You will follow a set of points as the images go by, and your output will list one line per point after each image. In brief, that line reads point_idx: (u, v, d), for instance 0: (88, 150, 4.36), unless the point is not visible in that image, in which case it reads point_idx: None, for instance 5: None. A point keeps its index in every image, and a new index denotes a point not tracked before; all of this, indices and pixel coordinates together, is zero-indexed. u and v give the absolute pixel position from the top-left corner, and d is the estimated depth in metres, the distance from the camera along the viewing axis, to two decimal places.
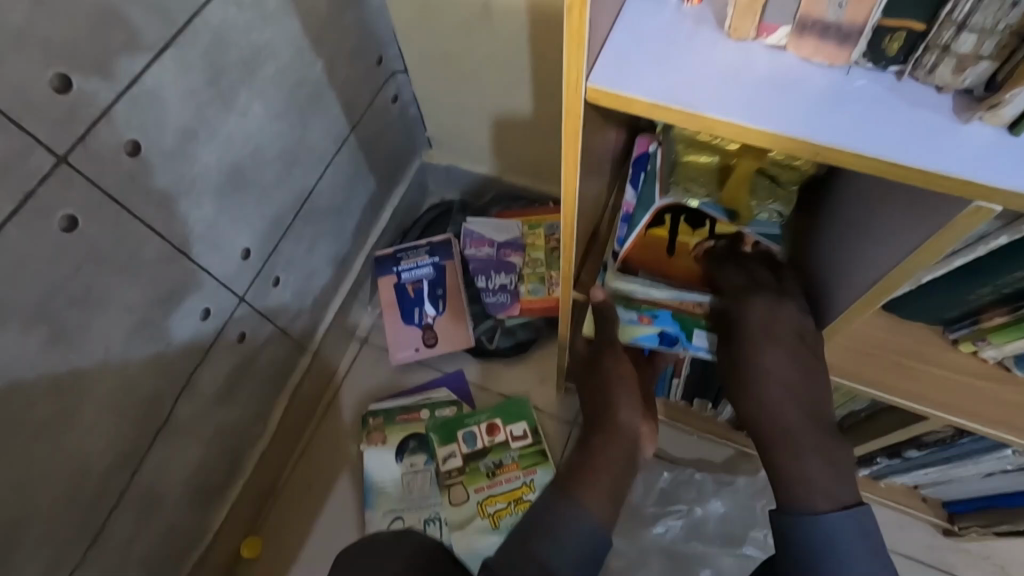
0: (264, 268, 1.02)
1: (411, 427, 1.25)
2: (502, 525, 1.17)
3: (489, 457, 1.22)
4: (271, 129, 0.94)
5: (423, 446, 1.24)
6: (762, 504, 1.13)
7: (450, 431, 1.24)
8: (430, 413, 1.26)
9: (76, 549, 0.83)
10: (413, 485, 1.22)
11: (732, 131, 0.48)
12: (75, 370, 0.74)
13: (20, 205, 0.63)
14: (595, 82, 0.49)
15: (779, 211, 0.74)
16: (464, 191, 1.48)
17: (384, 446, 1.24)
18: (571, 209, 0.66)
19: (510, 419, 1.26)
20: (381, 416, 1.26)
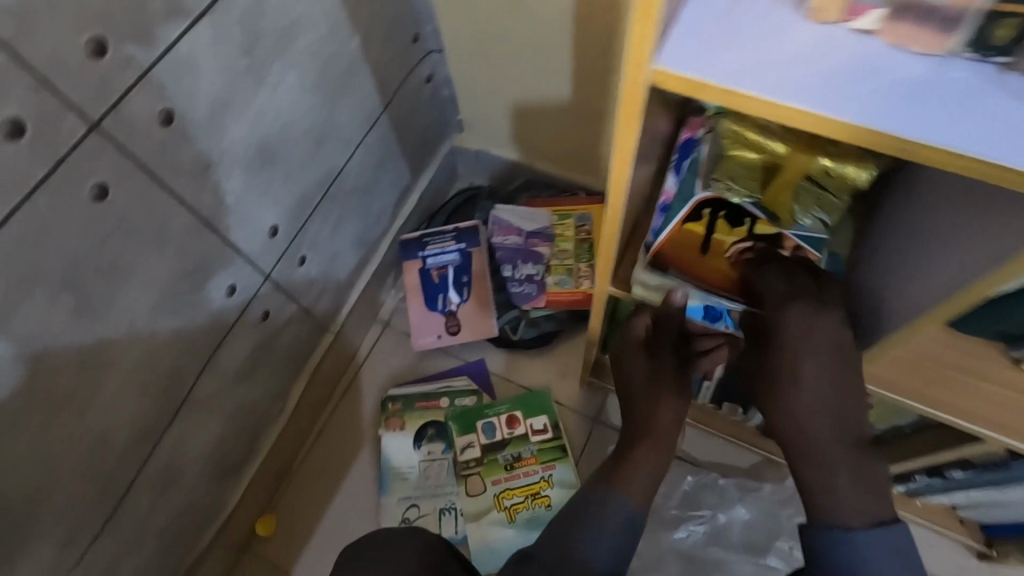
0: (290, 247, 1.01)
1: (430, 415, 1.23)
2: (519, 519, 1.15)
3: (507, 449, 1.20)
4: (303, 105, 0.91)
5: (441, 434, 1.23)
6: (788, 514, 1.10)
7: (470, 420, 1.22)
8: (450, 402, 1.25)
9: (96, 521, 0.82)
10: (429, 473, 1.20)
11: (807, 124, 0.44)
12: (99, 341, 0.73)
13: (52, 170, 0.62)
14: (662, 64, 0.45)
15: (824, 219, 0.70)
16: (493, 177, 1.45)
17: (402, 431, 1.23)
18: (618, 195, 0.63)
19: (530, 412, 1.23)
20: (399, 401, 1.25)
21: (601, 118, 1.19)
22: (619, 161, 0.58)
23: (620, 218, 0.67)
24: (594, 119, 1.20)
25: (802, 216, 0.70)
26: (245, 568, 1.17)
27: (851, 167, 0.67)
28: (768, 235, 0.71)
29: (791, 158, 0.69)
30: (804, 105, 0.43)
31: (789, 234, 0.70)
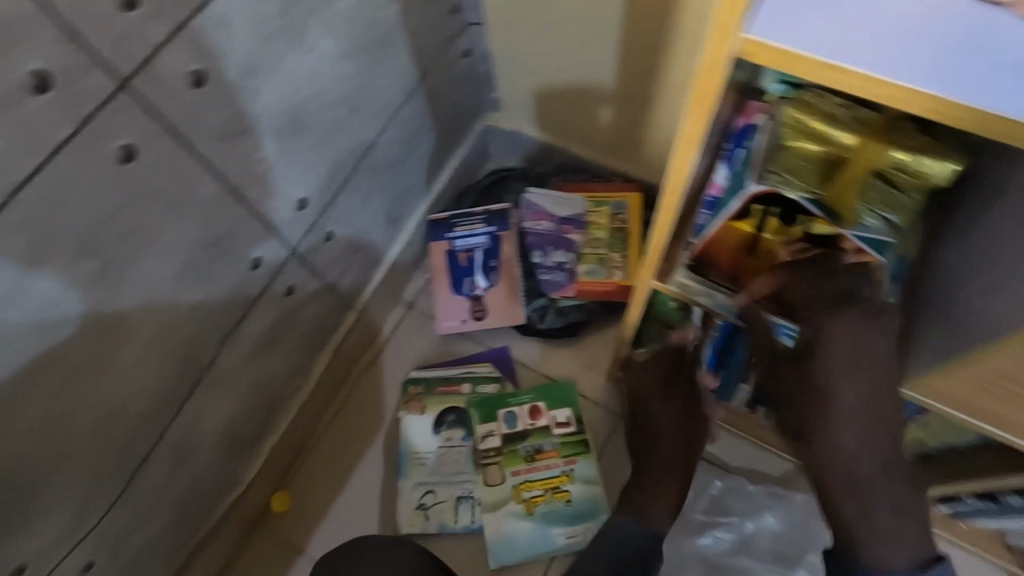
0: (317, 220, 0.98)
1: (452, 400, 1.21)
2: (537, 512, 1.13)
3: (529, 441, 1.17)
4: (337, 73, 0.88)
5: (461, 422, 1.20)
6: (819, 526, 1.06)
7: (492, 411, 1.19)
8: (472, 388, 1.22)
9: (112, 489, 0.81)
10: (447, 460, 1.18)
11: (903, 101, 0.44)
12: (121, 308, 0.71)
13: (77, 128, 0.59)
14: (754, 34, 0.45)
15: (892, 220, 0.64)
16: (526, 159, 1.40)
17: (422, 415, 1.21)
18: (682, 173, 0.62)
19: (554, 404, 1.20)
20: (421, 385, 1.23)
21: (645, 101, 1.13)
22: (689, 137, 0.58)
23: (678, 202, 0.66)
24: (637, 102, 1.14)
25: (868, 214, 0.64)
26: (258, 543, 1.16)
27: (931, 162, 0.60)
28: (825, 236, 0.66)
29: (859, 153, 0.62)
30: (902, 82, 0.43)
31: (850, 235, 0.65)
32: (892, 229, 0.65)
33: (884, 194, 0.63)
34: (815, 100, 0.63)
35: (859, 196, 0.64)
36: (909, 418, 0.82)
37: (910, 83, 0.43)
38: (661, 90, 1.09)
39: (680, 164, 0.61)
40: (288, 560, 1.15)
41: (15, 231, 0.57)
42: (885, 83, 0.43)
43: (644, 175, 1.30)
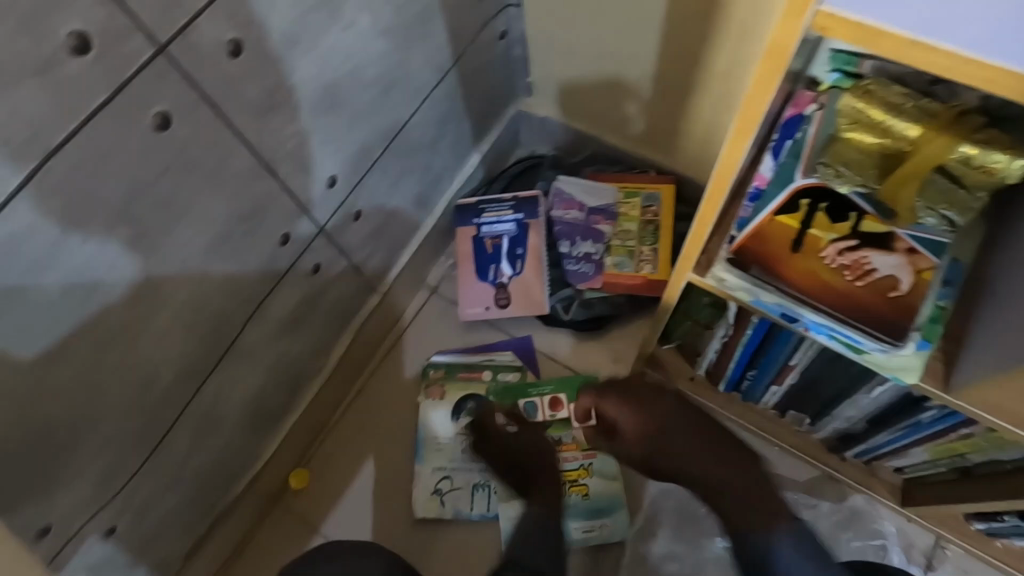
0: (347, 200, 0.97)
1: (472, 387, 1.20)
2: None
3: (548, 432, 1.16)
4: (373, 50, 0.86)
5: (481, 409, 1.19)
6: (846, 538, 1.04)
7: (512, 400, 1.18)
8: (493, 376, 1.21)
9: (138, 457, 0.82)
10: (466, 446, 1.18)
11: (983, 77, 0.43)
12: (152, 277, 0.71)
13: (115, 92, 0.58)
14: (830, 5, 0.44)
15: (952, 220, 0.60)
16: (557, 147, 1.37)
17: (442, 401, 1.20)
18: (738, 152, 0.60)
19: (575, 396, 1.18)
20: (442, 370, 1.22)
21: (684, 92, 1.10)
22: (748, 114, 0.56)
23: (729, 184, 0.64)
24: (676, 92, 1.11)
25: (927, 212, 0.61)
26: (275, 519, 1.17)
27: (1003, 158, 0.55)
28: (877, 234, 0.63)
29: (920, 145, 0.58)
30: (982, 59, 0.42)
31: (902, 233, 0.62)
32: (951, 230, 0.61)
33: (945, 191, 0.59)
34: (876, 88, 0.59)
35: (917, 192, 0.60)
36: (954, 430, 0.78)
37: (1008, 64, 0.41)
38: (702, 80, 1.06)
39: (737, 144, 0.59)
40: (305, 536, 1.16)
41: (52, 193, 0.57)
42: (979, 63, 0.42)
43: (679, 168, 1.26)
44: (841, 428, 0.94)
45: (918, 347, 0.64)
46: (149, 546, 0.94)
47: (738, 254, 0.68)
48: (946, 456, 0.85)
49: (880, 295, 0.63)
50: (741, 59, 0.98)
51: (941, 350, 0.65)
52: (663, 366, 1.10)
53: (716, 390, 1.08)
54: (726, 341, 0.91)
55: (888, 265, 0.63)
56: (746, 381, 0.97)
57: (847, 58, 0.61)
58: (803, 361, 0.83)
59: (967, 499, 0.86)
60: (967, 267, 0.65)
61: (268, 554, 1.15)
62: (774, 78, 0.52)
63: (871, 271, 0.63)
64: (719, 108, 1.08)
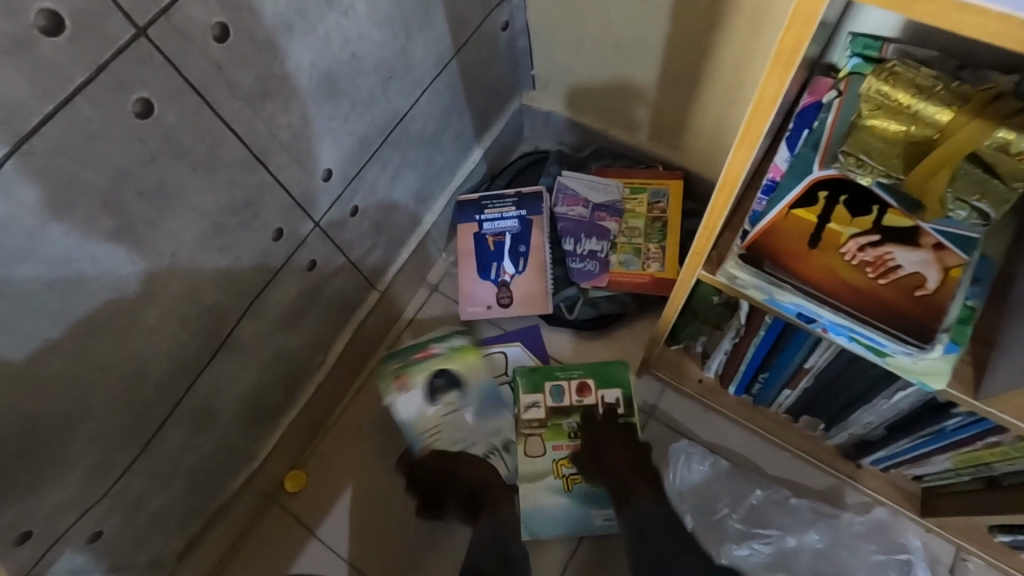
0: (344, 194, 0.94)
1: (433, 365, 1.11)
2: (575, 490, 1.06)
3: (574, 417, 1.10)
4: (370, 37, 0.83)
5: (452, 384, 1.11)
6: (869, 549, 0.98)
7: (472, 359, 1.13)
8: (446, 347, 1.12)
9: (124, 458, 0.78)
10: (455, 424, 1.10)
11: None
12: (137, 270, 0.68)
13: (94, 76, 0.55)
14: None
15: (984, 213, 0.56)
16: (563, 142, 1.34)
17: (410, 390, 1.09)
18: (753, 142, 0.56)
19: (603, 382, 1.11)
20: (397, 362, 1.11)
21: (694, 84, 1.06)
22: (763, 99, 0.52)
23: (740, 179, 0.60)
24: (686, 85, 1.07)
25: (957, 206, 0.56)
26: (271, 520, 1.14)
27: None
28: (900, 228, 0.59)
29: (951, 130, 0.55)
30: None
31: (928, 228, 0.58)
32: (981, 223, 0.57)
33: (979, 181, 0.55)
34: (902, 71, 0.57)
35: (947, 180, 0.56)
36: (980, 438, 0.74)
37: None
38: (711, 72, 1.01)
39: (750, 134, 0.55)
40: (301, 538, 1.13)
41: (29, 179, 0.54)
42: None
43: (687, 163, 1.22)
44: (858, 434, 0.90)
45: (946, 350, 0.59)
46: (137, 548, 0.91)
47: (750, 250, 0.63)
48: (970, 465, 0.81)
49: (906, 294, 0.59)
50: (752, 50, 0.94)
51: (971, 353, 0.61)
52: (672, 367, 1.07)
53: (725, 392, 1.06)
54: (736, 343, 0.88)
55: (913, 262, 0.59)
56: (756, 383, 0.94)
57: (867, 44, 0.62)
58: (818, 363, 0.79)
59: (990, 511, 0.82)
60: (998, 263, 0.61)
61: (263, 556, 1.12)
62: (795, 56, 0.48)
63: (894, 268, 0.59)
64: (727, 101, 1.04)
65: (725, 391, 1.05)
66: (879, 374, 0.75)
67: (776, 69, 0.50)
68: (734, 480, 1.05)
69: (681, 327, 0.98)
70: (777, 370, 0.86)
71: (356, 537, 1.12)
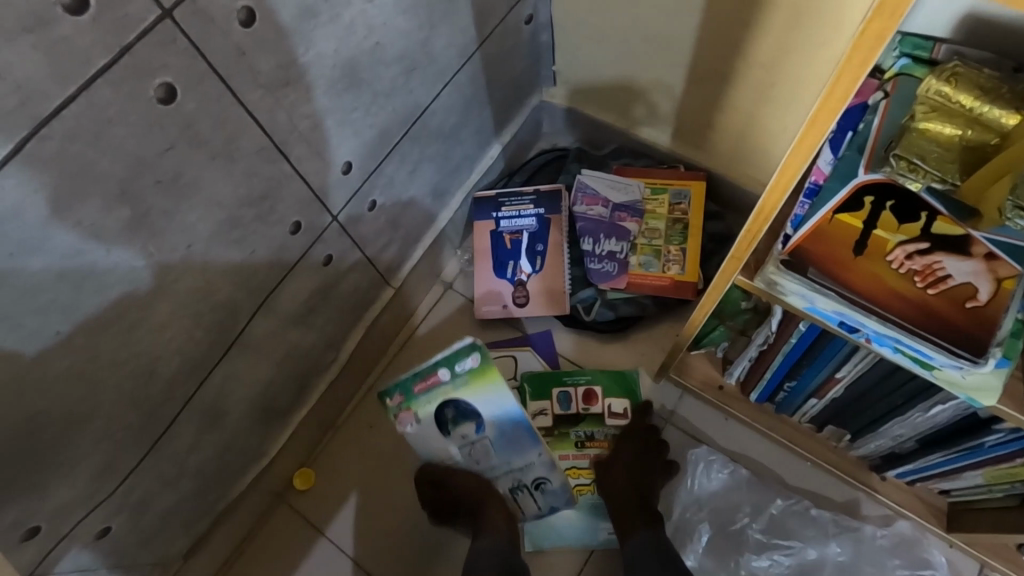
0: (361, 187, 0.91)
1: (439, 395, 0.89)
2: (581, 501, 1.08)
3: (581, 426, 1.11)
4: (394, 26, 0.81)
5: (466, 416, 0.92)
6: (893, 564, 0.96)
7: (488, 385, 0.89)
8: (453, 373, 0.88)
9: (133, 454, 0.76)
10: (474, 456, 0.98)
11: None
12: (152, 262, 0.66)
13: (116, 59, 0.53)
14: None
15: None
16: (582, 139, 1.31)
17: (419, 423, 0.92)
18: (815, 139, 0.54)
19: (611, 391, 1.13)
20: (398, 394, 0.90)
21: (722, 82, 1.03)
22: (835, 92, 0.50)
23: (797, 175, 0.57)
24: (715, 82, 1.04)
25: (1015, 215, 0.50)
26: (279, 519, 1.12)
27: None
28: (951, 236, 0.56)
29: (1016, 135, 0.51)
30: None
31: (981, 237, 0.56)
32: None
33: None
34: (964, 71, 0.53)
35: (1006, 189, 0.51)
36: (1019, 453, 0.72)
37: None
38: (742, 68, 0.99)
39: (812, 132, 0.54)
40: (309, 539, 1.11)
41: (45, 165, 0.52)
42: None
43: (711, 163, 1.19)
44: (885, 447, 0.89)
45: (997, 365, 0.58)
46: (143, 546, 0.89)
47: (793, 255, 0.61)
48: (1004, 482, 0.79)
49: (956, 305, 0.57)
50: (787, 46, 0.91)
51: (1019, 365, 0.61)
52: (687, 370, 1.05)
53: (745, 399, 1.03)
54: (764, 350, 0.85)
55: (963, 272, 0.56)
56: (782, 392, 0.92)
57: (918, 44, 0.57)
58: (852, 374, 0.77)
59: (1021, 528, 0.80)
60: None
61: (270, 555, 1.10)
62: (874, 51, 0.46)
63: (945, 278, 0.57)
64: (757, 103, 1.02)
65: (744, 398, 1.03)
66: (916, 387, 0.73)
67: (855, 58, 0.47)
68: (753, 489, 1.03)
69: (706, 331, 0.96)
70: (806, 381, 0.85)
71: (363, 539, 1.11)
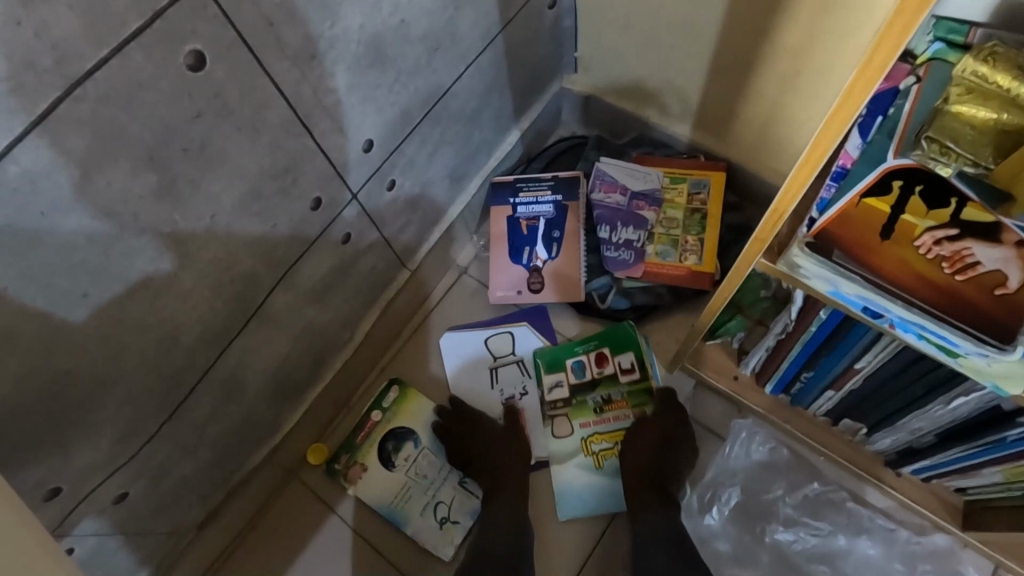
0: (381, 167, 0.91)
1: (376, 433, 1.15)
2: (605, 466, 1.09)
3: (597, 391, 1.13)
4: (419, 4, 0.80)
5: (402, 439, 1.15)
6: (924, 569, 0.98)
7: (413, 407, 1.16)
8: (382, 410, 1.16)
9: (154, 420, 0.77)
10: (420, 472, 1.13)
11: None
12: (178, 231, 0.66)
13: (149, 24, 0.53)
14: None
15: None
16: (601, 127, 1.30)
17: (367, 473, 1.13)
18: (846, 116, 0.53)
19: (617, 349, 1.15)
20: (345, 455, 1.14)
21: (746, 71, 1.02)
22: (872, 64, 0.49)
23: (826, 155, 0.56)
24: (738, 71, 1.03)
25: None
26: (290, 494, 1.13)
27: None
28: (980, 224, 0.55)
29: None
30: None
31: (1012, 225, 0.53)
32: None
33: None
34: (1003, 51, 0.52)
35: None
36: None
37: None
38: (767, 54, 0.97)
39: (845, 109, 0.53)
40: (319, 515, 1.12)
41: (76, 126, 0.53)
42: None
43: (731, 155, 1.18)
44: (902, 440, 0.88)
45: None
46: (159, 515, 0.91)
47: (818, 238, 0.61)
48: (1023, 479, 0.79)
49: (985, 293, 0.57)
50: (815, 34, 0.90)
51: None
52: (703, 360, 1.05)
53: (760, 390, 1.03)
54: (781, 339, 0.85)
55: (993, 259, 0.55)
56: (797, 383, 0.91)
57: (952, 28, 0.56)
58: (871, 364, 0.77)
59: None
60: None
61: (281, 530, 1.12)
62: (918, 15, 0.44)
63: (973, 265, 0.56)
64: (780, 91, 1.01)
65: (760, 389, 1.02)
66: (937, 378, 0.73)
67: (895, 27, 0.46)
68: (771, 475, 1.04)
69: (722, 321, 0.97)
70: (824, 371, 0.84)
71: (375, 517, 1.12)
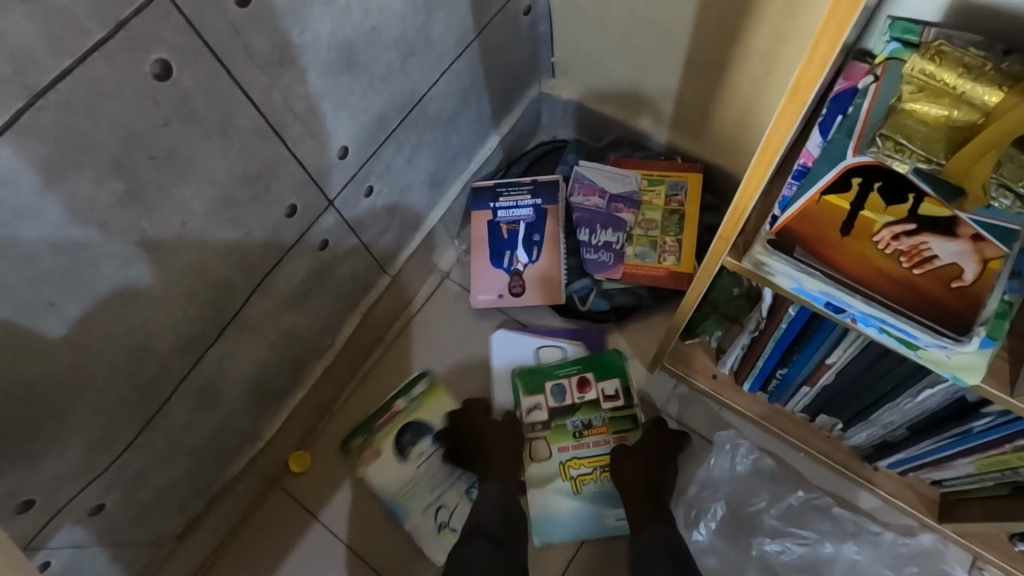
0: (358, 173, 0.92)
1: (395, 424, 1.15)
2: (585, 491, 1.08)
3: (577, 416, 1.12)
4: (391, 9, 0.81)
5: (420, 433, 1.15)
6: (911, 571, 0.99)
7: (439, 403, 1.16)
8: (409, 399, 1.16)
9: (130, 428, 0.77)
10: (429, 471, 1.13)
11: None
12: (148, 238, 0.66)
13: (111, 34, 0.54)
14: None
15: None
16: (581, 130, 1.32)
17: (381, 459, 1.13)
18: (796, 112, 0.54)
19: (602, 375, 1.14)
20: (361, 436, 1.14)
21: (719, 72, 1.03)
22: (819, 51, 0.49)
23: (781, 149, 0.57)
24: (713, 72, 1.04)
25: (999, 193, 0.54)
26: (274, 502, 1.13)
27: None
28: (938, 218, 0.58)
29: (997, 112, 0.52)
30: None
31: (968, 219, 0.57)
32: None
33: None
34: (949, 50, 0.54)
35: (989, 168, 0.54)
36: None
37: None
38: (741, 53, 0.98)
39: (794, 103, 0.53)
40: (304, 522, 1.12)
41: (41, 136, 0.53)
42: None
43: (708, 155, 1.20)
44: (876, 435, 0.90)
45: (982, 345, 0.58)
46: (139, 525, 0.90)
47: (780, 235, 0.62)
48: (995, 470, 0.80)
49: (941, 284, 0.58)
50: (785, 34, 0.91)
51: (1008, 348, 0.62)
52: (686, 360, 1.05)
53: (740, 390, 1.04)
54: (755, 336, 0.86)
55: (951, 252, 0.57)
56: (774, 380, 0.92)
57: (907, 28, 0.58)
58: (841, 360, 0.78)
59: (1016, 518, 0.81)
60: None
61: (265, 539, 1.11)
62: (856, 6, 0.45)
63: (931, 258, 0.58)
64: (754, 90, 1.02)
65: (741, 390, 1.03)
66: (905, 372, 0.74)
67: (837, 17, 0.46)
68: (761, 480, 1.06)
69: (698, 319, 0.98)
70: (797, 367, 0.85)
71: (362, 526, 1.11)
